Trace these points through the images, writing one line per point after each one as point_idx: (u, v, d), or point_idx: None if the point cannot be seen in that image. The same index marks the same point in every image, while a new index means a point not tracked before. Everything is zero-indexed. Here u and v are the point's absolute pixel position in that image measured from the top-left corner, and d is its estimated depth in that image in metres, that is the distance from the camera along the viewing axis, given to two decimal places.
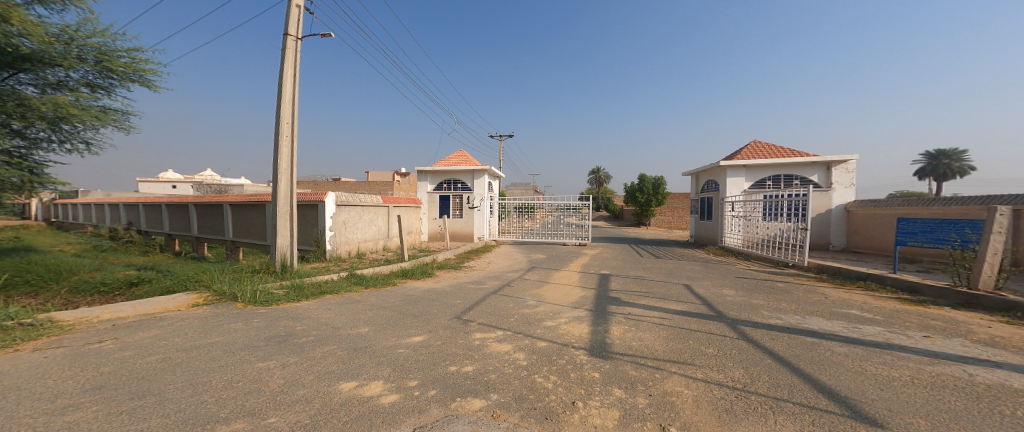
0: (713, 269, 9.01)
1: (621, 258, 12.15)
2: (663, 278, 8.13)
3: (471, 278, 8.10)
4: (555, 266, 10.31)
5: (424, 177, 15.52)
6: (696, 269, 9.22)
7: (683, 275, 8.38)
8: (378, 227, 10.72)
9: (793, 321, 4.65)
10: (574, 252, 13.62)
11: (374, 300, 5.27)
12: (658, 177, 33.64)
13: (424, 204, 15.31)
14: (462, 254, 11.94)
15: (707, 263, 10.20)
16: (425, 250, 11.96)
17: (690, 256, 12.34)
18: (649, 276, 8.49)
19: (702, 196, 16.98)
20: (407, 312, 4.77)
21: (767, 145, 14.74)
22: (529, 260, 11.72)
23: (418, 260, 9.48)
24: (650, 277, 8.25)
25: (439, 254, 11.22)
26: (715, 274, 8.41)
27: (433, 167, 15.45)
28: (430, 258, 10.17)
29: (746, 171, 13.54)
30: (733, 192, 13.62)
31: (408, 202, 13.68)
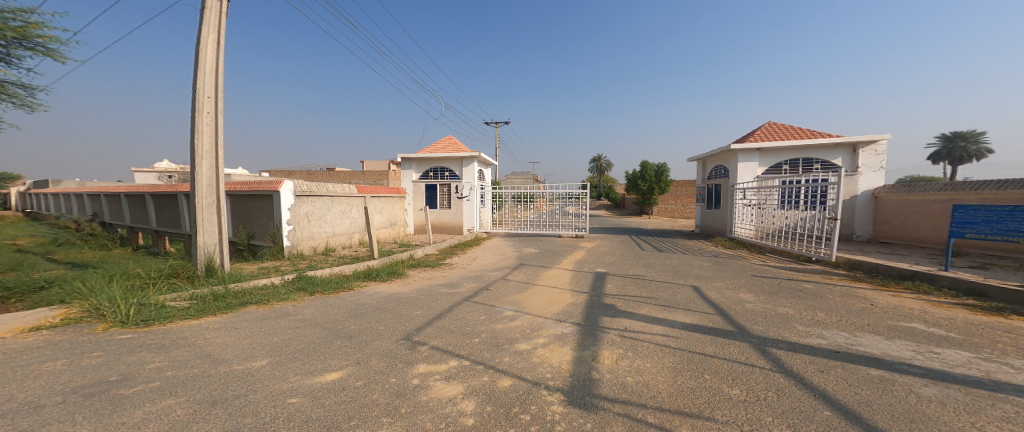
0: (725, 266, 7.93)
1: (621, 252, 11.07)
2: (668, 277, 7.05)
3: (447, 280, 7.02)
4: (547, 262, 9.25)
5: (409, 164, 14.42)
6: (705, 265, 8.13)
7: (691, 273, 7.30)
8: (351, 219, 9.66)
9: (842, 340, 3.58)
10: (570, 245, 12.56)
11: (310, 313, 4.18)
12: (661, 164, 32.25)
13: (409, 194, 14.23)
14: (446, 249, 10.91)
15: (716, 258, 9.10)
16: (406, 245, 10.94)
17: (700, 249, 11.16)
18: (651, 275, 7.41)
19: (709, 184, 15.77)
20: (342, 330, 3.72)
21: (783, 126, 13.43)
22: (519, 255, 10.66)
23: (392, 258, 8.36)
24: (652, 277, 7.19)
25: (420, 249, 10.20)
26: (728, 271, 7.33)
27: (418, 153, 14.33)
28: (407, 255, 9.14)
29: (760, 155, 12.29)
30: (744, 178, 12.41)
31: (390, 192, 12.59)
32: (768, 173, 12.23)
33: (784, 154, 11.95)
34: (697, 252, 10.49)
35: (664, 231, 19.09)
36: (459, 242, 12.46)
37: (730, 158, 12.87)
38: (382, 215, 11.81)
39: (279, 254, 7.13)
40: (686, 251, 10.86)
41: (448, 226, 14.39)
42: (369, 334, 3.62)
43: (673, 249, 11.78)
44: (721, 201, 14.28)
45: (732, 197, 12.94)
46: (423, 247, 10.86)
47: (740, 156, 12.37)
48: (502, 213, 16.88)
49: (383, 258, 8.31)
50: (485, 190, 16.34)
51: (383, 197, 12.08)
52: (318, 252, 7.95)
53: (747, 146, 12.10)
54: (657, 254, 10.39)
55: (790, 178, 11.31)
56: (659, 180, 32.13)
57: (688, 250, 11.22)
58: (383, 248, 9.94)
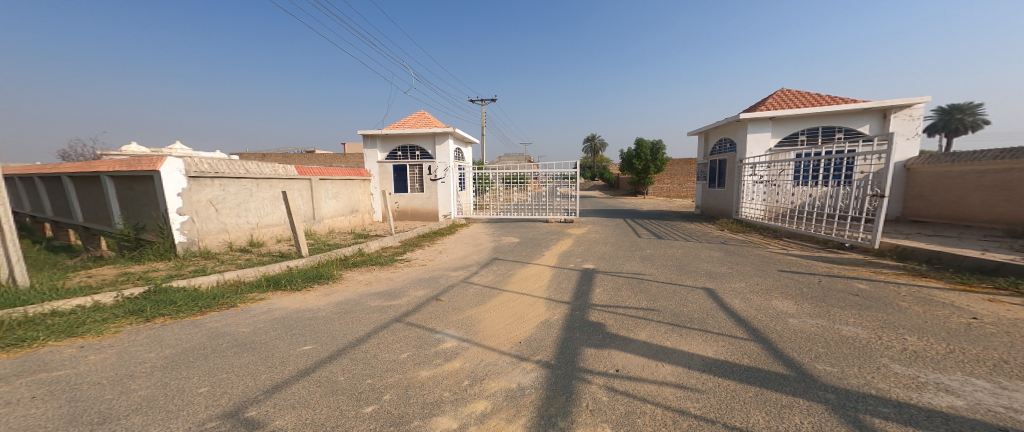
0: (740, 256, 6.47)
1: (614, 240, 9.57)
2: (672, 275, 5.56)
3: (392, 284, 5.39)
4: (526, 255, 7.72)
5: (372, 142, 12.26)
6: (715, 256, 6.65)
7: (701, 269, 5.81)
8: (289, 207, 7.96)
9: (987, 401, 2.07)
10: (557, 233, 11.04)
11: (97, 355, 2.55)
12: (658, 141, 30.48)
13: (375, 176, 12.29)
14: (410, 240, 9.26)
15: (727, 246, 7.61)
16: (362, 235, 9.31)
17: (706, 235, 9.67)
18: (651, 274, 5.92)
19: (712, 160, 14.18)
20: (111, 395, 2.08)
21: (799, 93, 11.77)
22: (496, 246, 9.08)
23: (325, 254, 6.36)
24: (653, 275, 5.70)
25: (377, 241, 8.58)
26: (746, 264, 5.84)
27: (382, 129, 12.09)
28: (357, 248, 7.50)
29: (773, 124, 10.69)
30: (754, 151, 10.85)
31: (346, 174, 10.53)
32: (783, 145, 10.70)
33: (802, 122, 10.42)
34: (704, 238, 9.00)
35: (662, 213, 17.54)
36: (429, 230, 10.84)
37: (738, 129, 11.29)
38: (339, 201, 10.06)
39: (169, 251, 5.46)
40: (691, 238, 9.37)
41: (421, 212, 12.65)
42: (150, 408, 2.00)
43: (676, 234, 10.27)
44: (726, 178, 12.76)
45: (739, 173, 11.49)
46: (383, 238, 9.13)
47: (751, 126, 10.78)
48: (484, 196, 15.14)
49: (316, 254, 6.33)
50: (464, 172, 14.55)
51: (340, 180, 10.19)
52: (232, 248, 6.27)
53: (760, 115, 10.51)
54: (656, 242, 8.89)
55: (805, 150, 9.88)
56: (655, 158, 30.48)
57: (695, 236, 9.71)
58: (331, 241, 8.25)
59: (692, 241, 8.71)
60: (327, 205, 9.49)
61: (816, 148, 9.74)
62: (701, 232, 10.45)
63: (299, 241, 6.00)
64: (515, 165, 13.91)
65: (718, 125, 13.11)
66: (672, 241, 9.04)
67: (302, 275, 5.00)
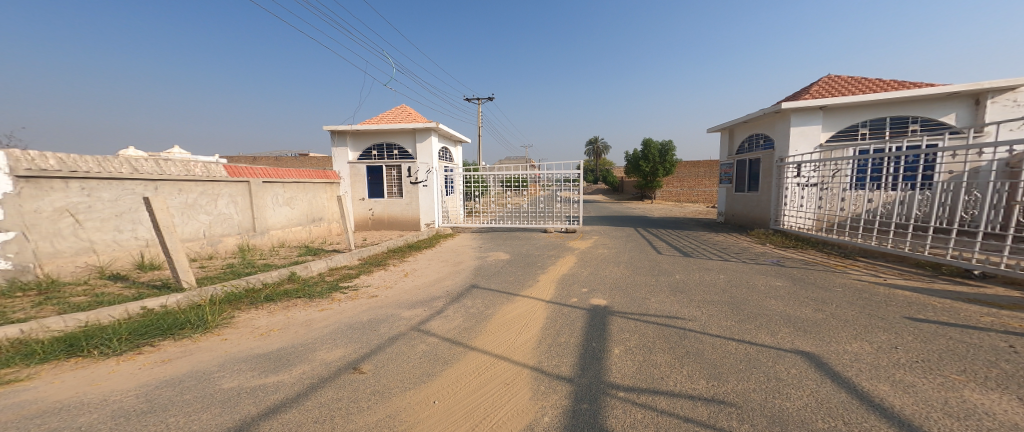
0: (817, 289, 4.57)
1: (628, 259, 7.67)
2: (729, 330, 3.75)
3: (307, 335, 3.30)
4: (516, 282, 5.84)
5: (341, 139, 10.42)
6: (778, 289, 4.75)
7: (769, 316, 3.96)
8: (205, 220, 5.86)
9: None
10: (557, 248, 9.19)
11: None
12: (666, 142, 28.58)
13: (344, 179, 10.49)
14: (376, 256, 7.34)
15: (787, 270, 5.66)
16: (314, 250, 7.20)
17: (752, 252, 7.66)
18: (697, 324, 4.00)
19: (742, 160, 12.43)
20: None
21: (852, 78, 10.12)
22: (480, 266, 7.24)
23: (224, 287, 4.11)
24: (697, 329, 3.89)
25: (331, 257, 6.61)
26: (842, 307, 3.89)
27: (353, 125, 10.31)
28: (291, 270, 5.35)
29: (823, 116, 9.16)
30: (800, 147, 9.34)
31: (306, 176, 8.77)
32: (837, 140, 9.18)
33: (861, 113, 8.91)
34: (749, 257, 7.04)
35: (676, 220, 15.57)
36: (404, 244, 9.06)
37: (779, 123, 9.84)
38: (295, 208, 8.26)
39: None
40: (730, 256, 7.41)
41: (399, 221, 10.85)
42: None
43: (712, 250, 8.30)
44: (766, 181, 10.76)
45: (782, 175, 9.69)
46: (342, 252, 7.25)
47: (797, 119, 9.29)
48: (475, 202, 13.36)
49: (211, 285, 4.14)
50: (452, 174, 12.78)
51: (294, 183, 8.33)
52: (100, 274, 4.43)
53: (807, 105, 9.02)
54: (685, 264, 6.95)
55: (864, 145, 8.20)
56: (663, 160, 28.58)
57: (736, 253, 7.72)
58: (264, 258, 6.20)
59: (735, 262, 6.76)
60: (273, 214, 7.51)
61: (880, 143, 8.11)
62: (740, 247, 8.43)
63: (178, 266, 3.77)
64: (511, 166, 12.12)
65: (751, 119, 11.41)
66: (704, 260, 7.11)
67: (142, 325, 2.95)
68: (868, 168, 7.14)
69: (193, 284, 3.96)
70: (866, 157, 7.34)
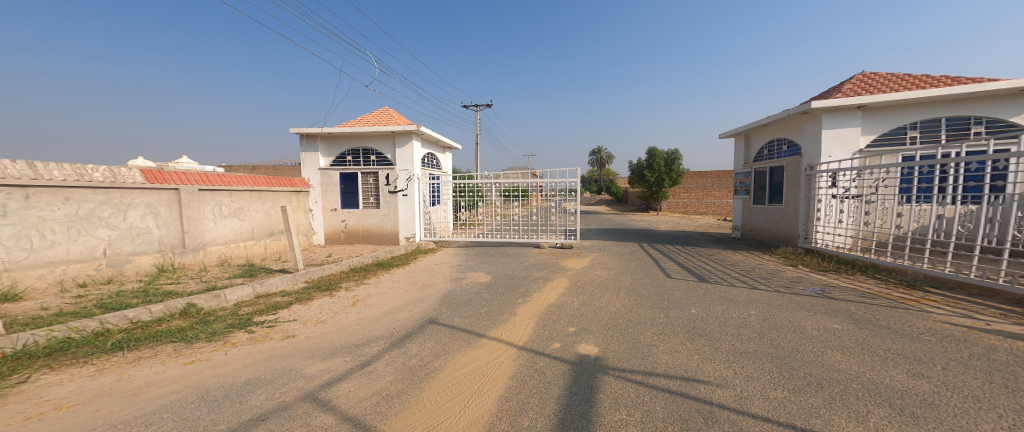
0: (900, 350, 3.28)
1: (629, 285, 6.38)
2: (787, 413, 2.42)
3: (108, 415, 2.04)
4: (485, 317, 4.59)
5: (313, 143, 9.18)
6: (830, 349, 3.51)
7: (844, 392, 2.64)
8: (105, 236, 4.75)
9: None
10: (547, 269, 7.94)
11: None
12: (673, 151, 27.35)
13: (314, 187, 9.15)
14: (332, 279, 5.67)
15: (841, 312, 4.38)
16: (250, 272, 5.42)
17: (790, 280, 6.23)
18: (730, 397, 2.68)
19: (761, 169, 11.13)
20: None
21: (887, 79, 9.23)
22: (450, 290, 6.00)
23: (53, 331, 2.85)
24: (732, 405, 2.57)
25: (269, 281, 4.78)
26: (955, 387, 2.57)
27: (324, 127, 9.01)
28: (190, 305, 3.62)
29: (860, 116, 8.20)
30: (835, 152, 8.34)
31: (265, 183, 7.56)
32: (881, 144, 8.19)
33: (907, 114, 7.98)
34: (786, 287, 5.82)
35: (685, 236, 14.21)
36: (376, 260, 7.96)
37: (808, 126, 8.87)
38: (248, 221, 6.97)
39: None
40: (757, 286, 6.05)
41: (376, 234, 9.71)
42: None
43: (737, 275, 6.93)
44: (795, 193, 9.42)
45: (813, 186, 8.54)
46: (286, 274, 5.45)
47: (831, 121, 8.32)
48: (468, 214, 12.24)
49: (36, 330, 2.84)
50: (436, 183, 11.73)
51: (244, 192, 6.95)
52: None
53: (842, 105, 8.05)
54: (701, 294, 5.63)
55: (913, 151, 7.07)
56: (670, 169, 27.32)
57: (768, 282, 6.32)
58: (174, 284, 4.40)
59: (764, 295, 5.41)
60: (207, 227, 6.11)
61: (934, 148, 7.04)
62: (768, 270, 7.14)
63: None
64: (508, 171, 11.19)
65: (773, 123, 10.35)
66: (724, 289, 5.80)
67: None
68: (922, 176, 5.95)
69: (4, 331, 2.81)
70: (919, 163, 6.17)
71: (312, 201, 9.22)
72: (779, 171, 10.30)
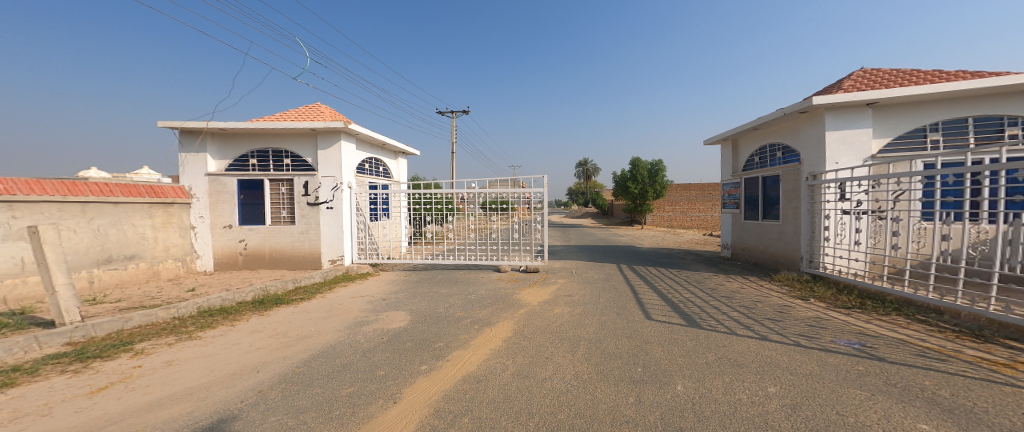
0: None
1: (595, 334, 4.63)
2: None
3: None
4: (336, 407, 2.70)
5: (199, 142, 7.01)
6: None
7: None
8: None
9: None
10: (495, 304, 6.16)
11: None
12: (657, 162, 26.21)
13: (198, 200, 7.01)
14: (136, 334, 3.70)
15: (924, 405, 2.68)
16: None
17: (809, 331, 4.64)
18: None
19: (755, 179, 9.67)
20: None
21: (896, 77, 8.04)
22: (332, 343, 4.02)
23: None
24: None
25: None
26: None
27: (210, 122, 6.77)
28: None
29: (869, 116, 6.86)
30: (842, 158, 6.93)
31: (93, 191, 5.41)
32: (897, 148, 6.86)
33: (926, 113, 6.70)
34: (810, 342, 4.18)
35: (671, 254, 12.65)
36: (270, 291, 5.95)
37: (808, 128, 7.48)
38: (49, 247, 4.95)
39: None
40: (769, 340, 4.38)
41: (288, 257, 7.64)
42: None
43: (736, 319, 5.31)
44: (792, 208, 8.01)
45: (817, 200, 7.10)
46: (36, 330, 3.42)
47: (835, 121, 6.95)
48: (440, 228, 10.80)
49: None
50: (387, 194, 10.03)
51: (34, 204, 4.76)
52: None
53: (849, 102, 6.68)
54: (693, 358, 3.90)
55: (937, 157, 5.76)
56: (654, 180, 26.20)
57: (780, 331, 4.69)
58: None
59: (787, 360, 3.72)
60: None
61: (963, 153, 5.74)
62: (777, 313, 5.48)
63: None
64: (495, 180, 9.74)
65: (765, 126, 8.96)
66: (727, 349, 4.10)
67: None
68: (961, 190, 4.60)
69: None
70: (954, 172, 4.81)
71: (196, 215, 7.03)
72: (774, 181, 8.85)
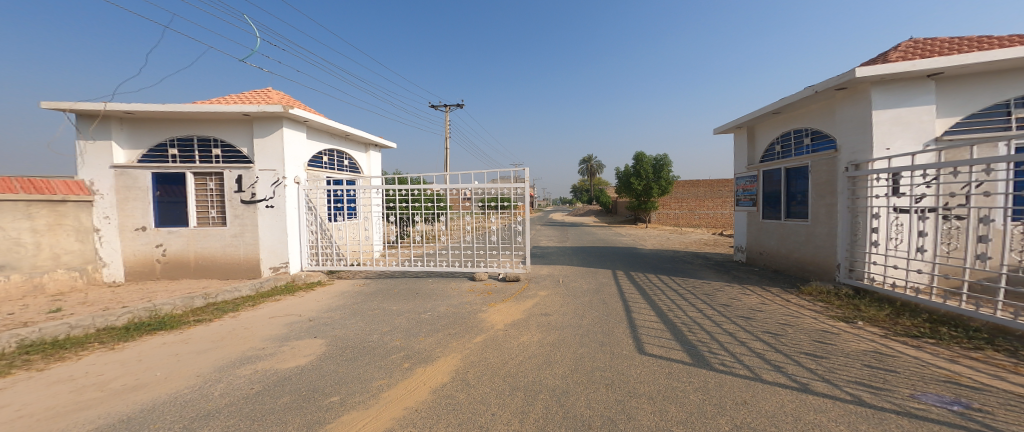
0: None
1: (561, 385, 3.28)
2: None
3: None
4: None
5: (102, 128, 5.84)
6: None
7: None
8: None
9: None
10: (447, 329, 4.85)
11: None
12: (662, 157, 24.70)
13: (103, 197, 5.88)
14: None
15: None
16: None
17: (870, 378, 3.24)
18: None
19: (777, 171, 8.19)
20: None
21: (956, 44, 6.54)
22: (156, 404, 2.51)
23: None
24: None
25: None
26: None
27: (110, 103, 5.57)
28: None
29: (929, 90, 5.39)
30: (894, 143, 5.48)
31: None
32: (969, 129, 5.37)
33: (1007, 84, 5.23)
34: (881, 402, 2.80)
35: (678, 259, 11.19)
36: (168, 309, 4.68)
37: (848, 107, 6.00)
38: None
39: None
40: (814, 397, 2.98)
41: (217, 264, 6.43)
42: None
43: (761, 355, 3.93)
44: (825, 205, 6.56)
45: (859, 196, 5.66)
46: None
47: (885, 98, 5.49)
48: (417, 228, 9.51)
49: None
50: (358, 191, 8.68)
51: None
52: None
53: (905, 73, 5.22)
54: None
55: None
56: (658, 176, 24.64)
57: (827, 377, 3.30)
58: None
59: None
60: None
61: None
62: (816, 344, 4.09)
63: None
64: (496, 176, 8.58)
65: (790, 108, 7.50)
66: (759, 416, 2.70)
67: None
68: None
69: None
70: None
71: (101, 216, 5.91)
72: (800, 174, 7.38)
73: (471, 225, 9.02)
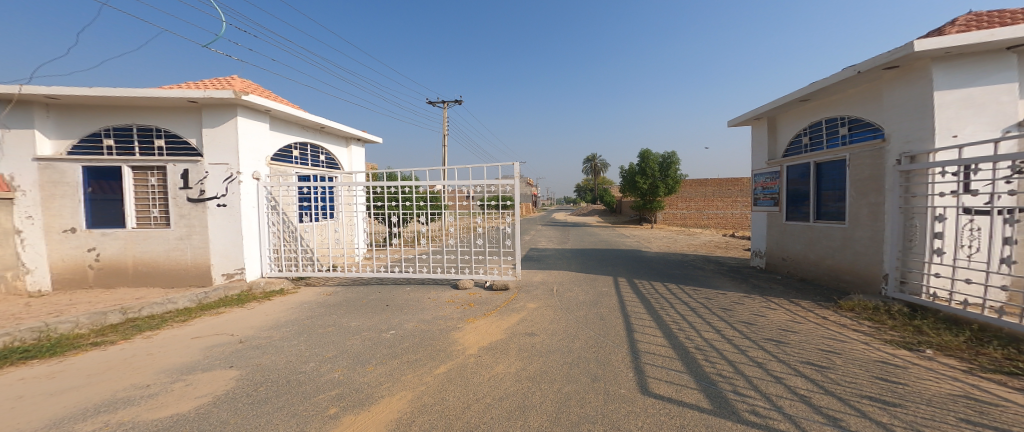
0: None
1: None
2: None
3: None
4: None
5: (24, 115, 5.12)
6: None
7: None
8: None
9: None
10: (404, 354, 3.95)
11: None
12: (671, 154, 23.53)
13: (26, 194, 5.17)
14: None
15: None
16: None
17: None
18: None
19: (805, 166, 7.14)
20: None
21: None
22: None
23: None
24: None
25: None
26: None
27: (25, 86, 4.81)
28: None
29: (1009, 65, 4.38)
30: (963, 129, 4.46)
31: None
32: None
33: None
34: None
35: (690, 264, 10.14)
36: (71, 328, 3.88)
37: (901, 87, 4.96)
38: None
39: None
40: None
41: (161, 270, 5.68)
42: None
43: (806, 400, 2.96)
44: (868, 204, 5.52)
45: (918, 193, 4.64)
46: None
47: (952, 75, 4.46)
48: (402, 231, 8.54)
49: None
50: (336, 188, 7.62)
51: None
52: None
53: (983, 43, 4.19)
54: None
55: None
56: (667, 174, 23.48)
57: None
58: None
59: None
60: None
61: None
62: (880, 385, 3.11)
63: None
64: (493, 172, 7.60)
65: (823, 93, 6.44)
66: None
67: None
68: None
69: None
70: None
71: (23, 215, 5.19)
72: (835, 169, 6.33)
73: (457, 226, 8.14)
